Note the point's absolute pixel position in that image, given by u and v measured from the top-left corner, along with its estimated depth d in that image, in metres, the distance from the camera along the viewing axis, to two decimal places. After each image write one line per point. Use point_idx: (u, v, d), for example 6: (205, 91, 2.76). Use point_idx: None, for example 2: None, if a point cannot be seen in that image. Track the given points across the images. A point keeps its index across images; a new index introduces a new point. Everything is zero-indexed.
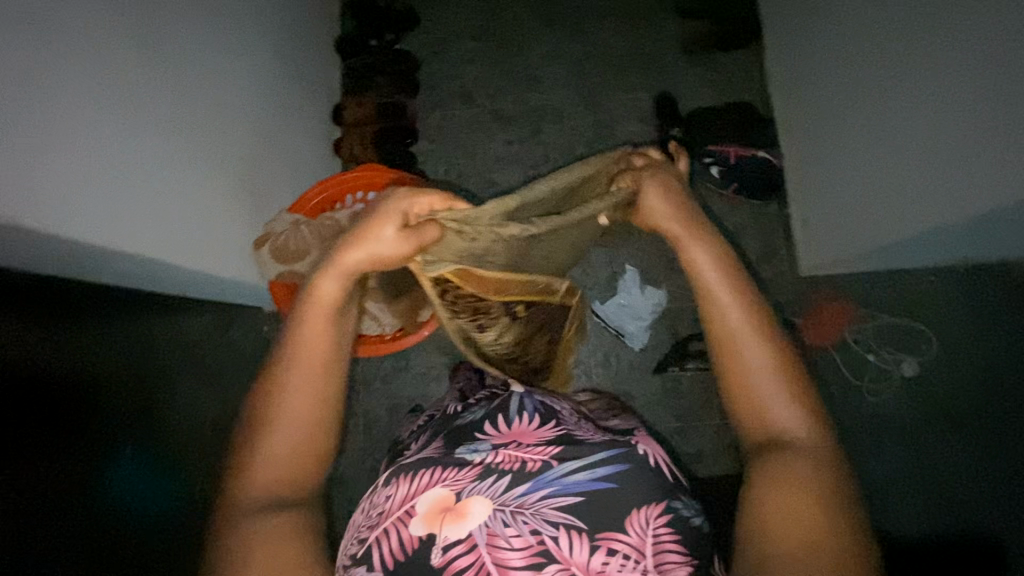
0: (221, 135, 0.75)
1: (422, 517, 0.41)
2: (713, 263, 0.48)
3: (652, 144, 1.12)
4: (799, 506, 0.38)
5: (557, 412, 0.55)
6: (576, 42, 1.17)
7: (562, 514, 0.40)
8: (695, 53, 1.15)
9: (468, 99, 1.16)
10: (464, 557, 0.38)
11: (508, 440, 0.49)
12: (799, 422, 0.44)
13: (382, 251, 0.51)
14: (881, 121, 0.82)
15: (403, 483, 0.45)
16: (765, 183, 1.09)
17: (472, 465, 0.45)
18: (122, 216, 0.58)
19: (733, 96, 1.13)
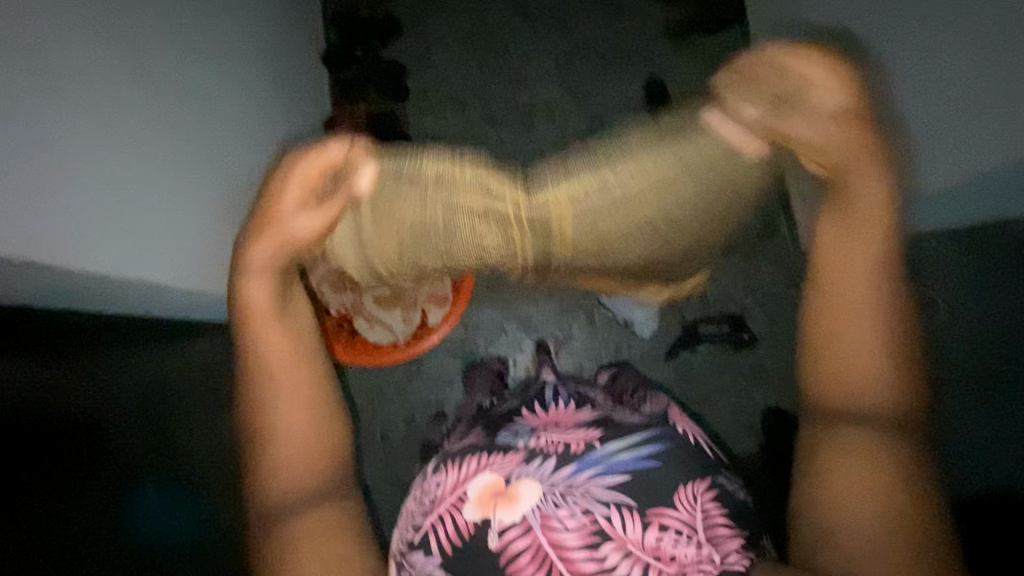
0: (207, 154, 0.74)
1: (475, 502, 0.42)
2: (838, 210, 0.49)
3: None
4: (869, 486, 0.43)
5: (591, 398, 0.54)
6: (561, 37, 1.17)
7: (611, 492, 0.41)
8: (680, 38, 1.15)
9: (458, 101, 1.16)
10: (520, 539, 0.39)
11: (547, 422, 0.48)
12: (892, 399, 0.45)
13: (299, 230, 0.56)
14: None
15: (451, 470, 0.45)
16: None
17: (517, 450, 0.44)
18: (104, 237, 0.56)
19: None
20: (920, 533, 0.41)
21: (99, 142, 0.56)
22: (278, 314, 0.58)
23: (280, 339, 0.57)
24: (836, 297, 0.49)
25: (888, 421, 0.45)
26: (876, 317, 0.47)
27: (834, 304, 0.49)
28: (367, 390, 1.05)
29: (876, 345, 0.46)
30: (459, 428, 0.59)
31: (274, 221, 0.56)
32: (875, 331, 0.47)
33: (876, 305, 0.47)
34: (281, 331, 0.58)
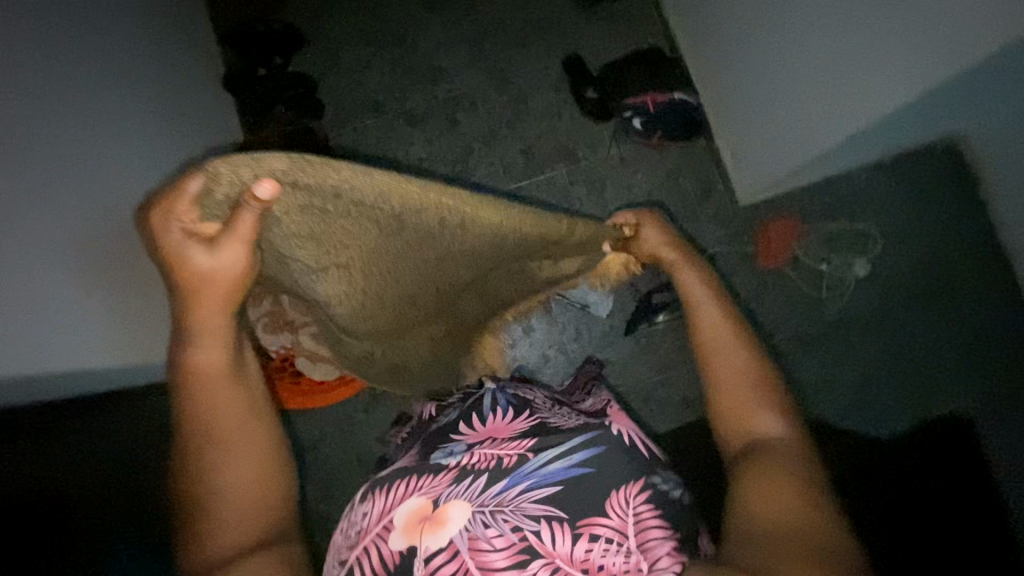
0: (96, 205, 0.67)
1: (401, 530, 0.40)
2: (701, 288, 0.63)
3: (569, 109, 1.10)
4: (777, 484, 0.45)
5: (531, 400, 0.52)
6: (472, 23, 1.13)
7: (541, 506, 0.40)
8: (594, 6, 1.12)
9: (377, 106, 1.11)
10: (447, 564, 0.38)
11: (483, 437, 0.47)
12: (780, 431, 0.52)
13: (207, 263, 0.43)
14: (791, 25, 0.80)
15: (378, 498, 0.43)
16: (687, 121, 1.07)
17: (447, 469, 0.43)
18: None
19: (637, 42, 1.12)
20: (820, 510, 0.43)
21: None
22: (232, 373, 0.50)
23: (225, 400, 0.49)
24: (718, 351, 0.58)
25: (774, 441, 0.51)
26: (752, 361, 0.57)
27: (728, 364, 0.57)
28: (330, 420, 1.03)
29: (753, 384, 0.55)
30: (404, 446, 0.55)
31: (176, 266, 0.43)
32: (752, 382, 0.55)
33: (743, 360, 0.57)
34: (231, 396, 0.50)
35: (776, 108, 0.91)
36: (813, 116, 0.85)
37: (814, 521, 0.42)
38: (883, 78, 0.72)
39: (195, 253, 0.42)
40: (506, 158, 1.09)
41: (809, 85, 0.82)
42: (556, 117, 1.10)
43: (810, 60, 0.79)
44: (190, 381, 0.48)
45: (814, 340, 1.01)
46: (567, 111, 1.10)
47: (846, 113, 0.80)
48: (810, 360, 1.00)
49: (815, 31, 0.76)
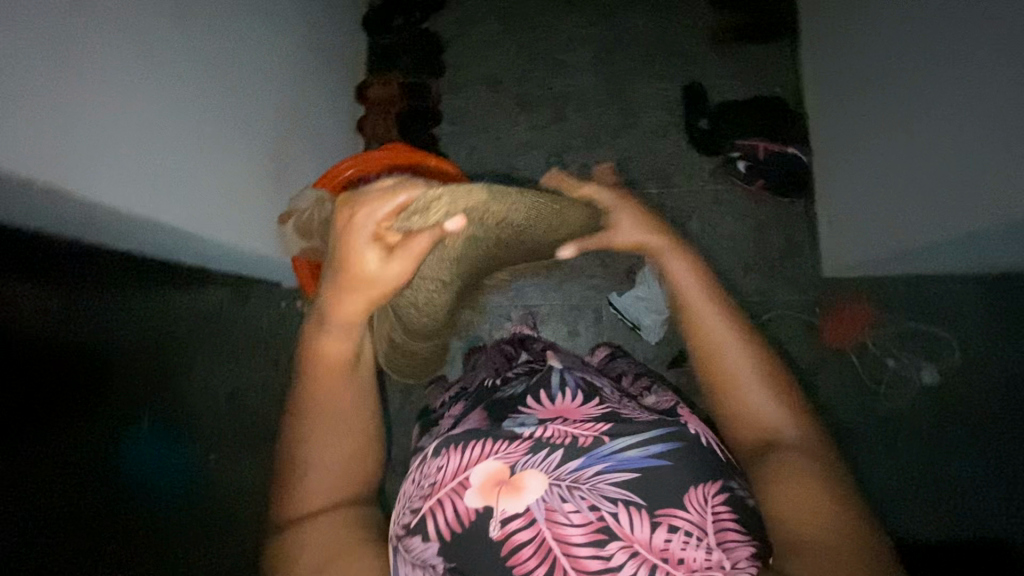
0: (241, 94, 0.69)
1: (478, 489, 0.41)
2: (689, 277, 0.57)
3: (678, 136, 1.09)
4: (804, 494, 0.43)
5: (599, 389, 0.53)
6: (606, 29, 1.15)
7: (619, 489, 0.41)
8: (728, 43, 1.12)
9: (494, 82, 1.14)
10: (524, 531, 0.39)
11: (554, 414, 0.48)
12: (787, 424, 0.50)
13: (386, 271, 0.48)
14: (928, 111, 0.79)
15: (454, 454, 0.44)
16: (791, 179, 1.06)
17: (522, 438, 0.44)
18: (129, 176, 0.52)
19: (763, 90, 1.10)
20: (848, 524, 0.42)
21: (135, 70, 0.52)
22: (349, 368, 0.54)
23: (337, 394, 0.53)
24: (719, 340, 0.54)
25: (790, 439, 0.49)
26: (752, 351, 0.54)
27: (723, 357, 0.54)
28: None
29: (756, 377, 0.52)
30: (465, 406, 0.57)
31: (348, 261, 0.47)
32: (753, 370, 0.53)
33: (750, 351, 0.54)
34: (344, 392, 0.53)
35: (886, 185, 0.89)
36: (916, 232, 0.86)
37: (849, 532, 0.41)
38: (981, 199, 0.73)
39: (389, 265, 0.48)
40: (600, 164, 1.09)
41: (927, 175, 0.81)
42: (661, 139, 1.09)
43: (929, 174, 0.80)
44: (321, 367, 0.53)
45: (854, 433, 0.98)
46: (675, 137, 1.09)
47: (953, 235, 0.80)
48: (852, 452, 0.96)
49: (952, 123, 0.74)
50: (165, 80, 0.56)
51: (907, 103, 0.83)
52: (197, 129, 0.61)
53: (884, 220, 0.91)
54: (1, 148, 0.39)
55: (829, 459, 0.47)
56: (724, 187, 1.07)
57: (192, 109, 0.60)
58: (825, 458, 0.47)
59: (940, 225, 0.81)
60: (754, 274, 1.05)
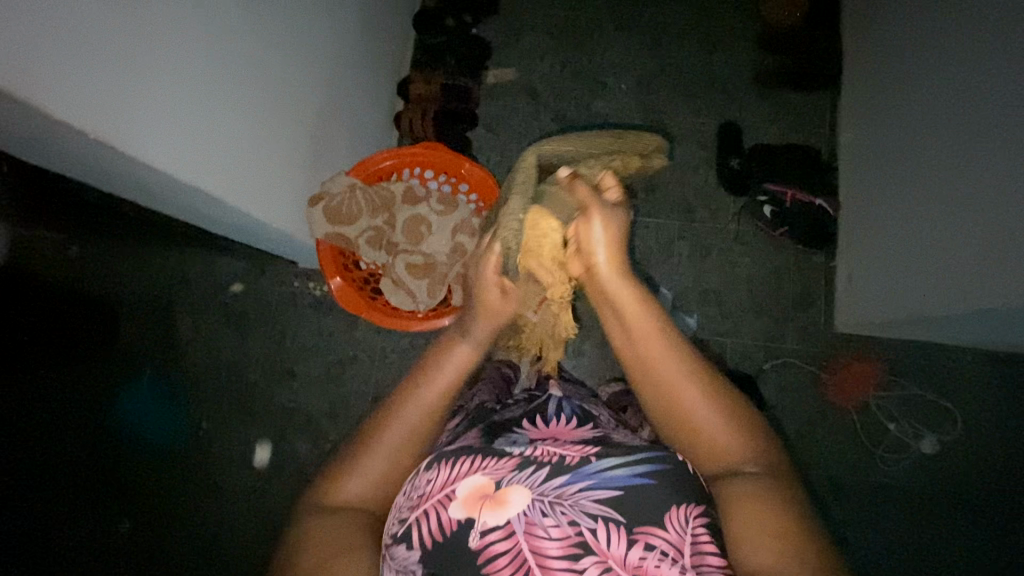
0: (300, 83, 0.73)
1: (462, 501, 0.45)
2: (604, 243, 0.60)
3: (708, 171, 1.10)
4: (769, 520, 0.42)
5: (594, 415, 0.59)
6: (651, 57, 1.16)
7: (600, 507, 0.44)
8: (770, 87, 1.13)
9: (533, 94, 1.15)
10: (502, 542, 0.43)
11: (546, 435, 0.53)
12: (746, 442, 0.47)
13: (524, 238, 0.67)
14: (953, 191, 0.80)
15: (444, 468, 0.48)
16: (815, 230, 1.05)
17: (511, 456, 0.48)
18: (185, 143, 0.55)
19: (798, 138, 1.10)
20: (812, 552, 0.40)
21: (208, 45, 0.55)
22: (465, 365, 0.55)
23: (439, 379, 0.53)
24: (646, 345, 0.51)
25: (746, 464, 0.46)
26: (699, 367, 0.50)
27: (669, 381, 0.49)
28: (369, 348, 1.06)
29: (706, 392, 0.48)
30: (462, 424, 0.58)
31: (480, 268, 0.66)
32: (704, 387, 0.49)
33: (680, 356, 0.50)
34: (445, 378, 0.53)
35: (905, 254, 0.90)
36: (915, 301, 0.89)
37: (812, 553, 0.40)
38: (995, 280, 0.74)
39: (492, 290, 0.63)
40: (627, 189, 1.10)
41: (946, 250, 0.82)
42: (691, 173, 1.10)
43: (939, 249, 0.83)
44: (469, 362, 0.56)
45: (848, 493, 0.96)
46: (705, 172, 1.10)
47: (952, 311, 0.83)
48: (841, 512, 0.95)
49: (977, 208, 0.76)
50: (231, 69, 0.59)
51: (929, 179, 0.86)
52: (254, 116, 0.65)
53: (895, 290, 0.93)
54: (74, 96, 0.43)
55: (782, 477, 0.46)
56: (747, 227, 1.07)
57: (253, 98, 0.64)
58: (776, 473, 0.46)
59: (947, 301, 0.82)
60: (766, 318, 1.04)
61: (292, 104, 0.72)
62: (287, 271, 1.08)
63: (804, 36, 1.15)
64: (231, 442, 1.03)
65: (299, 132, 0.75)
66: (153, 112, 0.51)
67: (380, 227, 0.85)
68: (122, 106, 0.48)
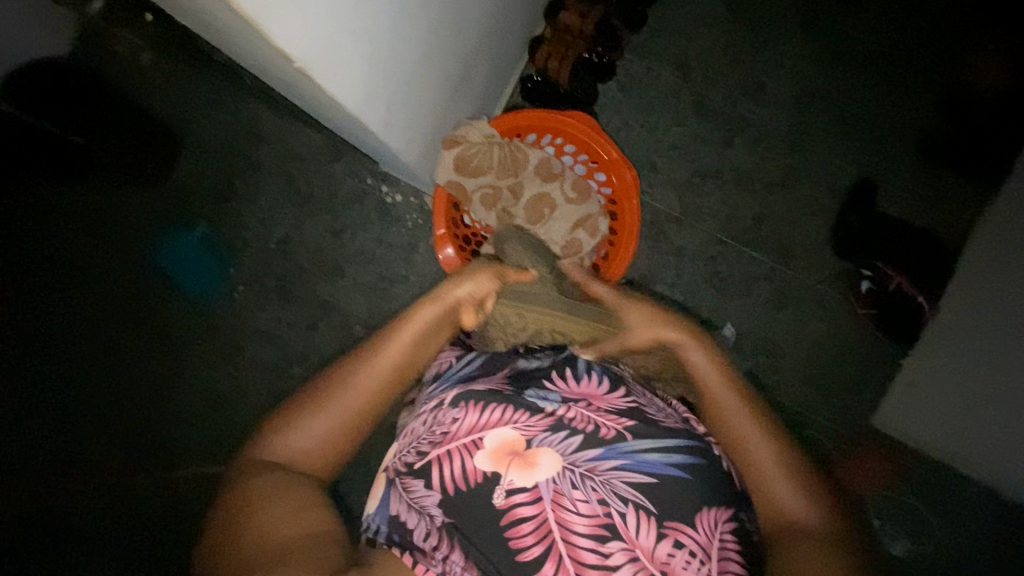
0: (486, 31, 0.68)
1: (489, 453, 0.50)
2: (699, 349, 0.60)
3: (822, 221, 1.02)
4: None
5: (623, 376, 0.59)
6: (823, 72, 1.02)
7: (632, 492, 0.49)
8: (927, 155, 1.01)
9: (681, 65, 1.02)
10: (526, 505, 0.48)
11: (578, 395, 0.55)
12: (810, 509, 0.52)
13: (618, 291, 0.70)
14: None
15: (472, 412, 0.53)
16: (903, 325, 0.99)
17: (544, 415, 0.52)
18: (398, 101, 0.53)
19: (931, 222, 1.01)
20: None
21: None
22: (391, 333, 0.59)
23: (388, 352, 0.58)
24: (718, 394, 0.57)
25: (809, 522, 0.51)
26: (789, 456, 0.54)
27: (742, 442, 0.55)
28: (423, 275, 1.02)
29: (762, 432, 0.55)
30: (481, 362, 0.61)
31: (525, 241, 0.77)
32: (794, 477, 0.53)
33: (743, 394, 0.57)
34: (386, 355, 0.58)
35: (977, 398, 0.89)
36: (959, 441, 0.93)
37: None
38: None
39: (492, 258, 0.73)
40: (734, 209, 1.02)
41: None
42: (805, 215, 1.02)
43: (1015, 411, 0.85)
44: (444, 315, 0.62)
45: None
46: (819, 221, 1.02)
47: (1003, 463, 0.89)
48: None
49: None
50: (446, 31, 0.55)
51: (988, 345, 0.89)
52: (443, 76, 0.61)
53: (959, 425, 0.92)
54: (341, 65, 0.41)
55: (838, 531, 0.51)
56: (835, 292, 1.02)
57: (446, 63, 0.60)
58: (837, 531, 0.51)
59: None
60: (810, 385, 1.02)
61: (471, 62, 0.68)
62: (363, 166, 1.01)
63: (994, 113, 1.00)
64: (257, 318, 1.01)
65: (464, 86, 0.70)
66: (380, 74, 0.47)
67: (501, 188, 0.78)
68: (364, 65, 0.44)
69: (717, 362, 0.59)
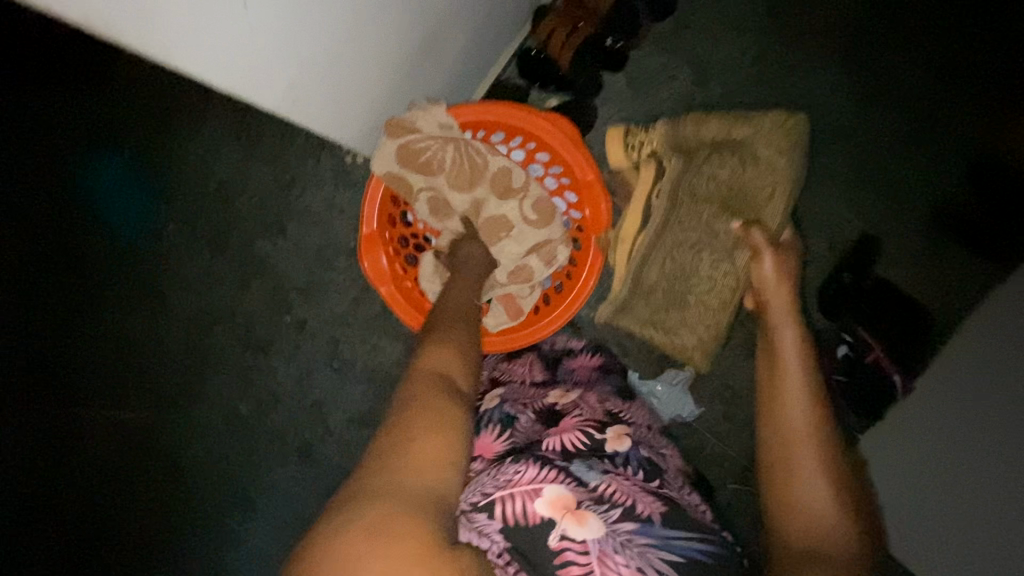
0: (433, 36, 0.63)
1: (549, 498, 0.43)
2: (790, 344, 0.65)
3: (812, 272, 0.94)
4: None
5: (662, 471, 0.51)
6: (850, 109, 0.92)
7: (666, 565, 0.40)
8: (941, 223, 0.92)
9: (700, 71, 0.90)
10: (578, 554, 0.40)
11: (622, 476, 0.47)
12: (841, 529, 0.47)
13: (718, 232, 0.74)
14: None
15: (533, 465, 0.46)
16: (870, 400, 0.92)
17: (584, 486, 0.44)
18: (264, 81, 0.50)
19: (930, 296, 0.92)
20: None
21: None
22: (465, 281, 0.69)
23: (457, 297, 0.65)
24: (780, 395, 0.59)
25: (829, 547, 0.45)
26: (820, 434, 0.54)
27: (791, 434, 0.54)
28: None
29: (816, 452, 0.52)
30: (511, 431, 0.54)
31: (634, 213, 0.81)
32: (811, 449, 0.53)
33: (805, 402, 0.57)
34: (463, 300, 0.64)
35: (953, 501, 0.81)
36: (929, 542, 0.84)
37: None
38: None
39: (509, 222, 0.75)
40: None
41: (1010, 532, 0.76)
42: (795, 261, 0.94)
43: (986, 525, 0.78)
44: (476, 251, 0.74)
45: None
46: (809, 272, 0.94)
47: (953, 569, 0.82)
48: None
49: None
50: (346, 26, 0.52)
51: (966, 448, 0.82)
52: (380, 63, 0.60)
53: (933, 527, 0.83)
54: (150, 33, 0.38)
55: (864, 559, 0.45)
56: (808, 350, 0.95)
57: (386, 39, 0.57)
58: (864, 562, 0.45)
59: None
60: None
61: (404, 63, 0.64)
62: None
63: None
64: (186, 265, 0.93)
65: (426, 66, 0.68)
66: (273, 61, 0.49)
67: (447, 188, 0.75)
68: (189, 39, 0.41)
69: (796, 364, 0.62)
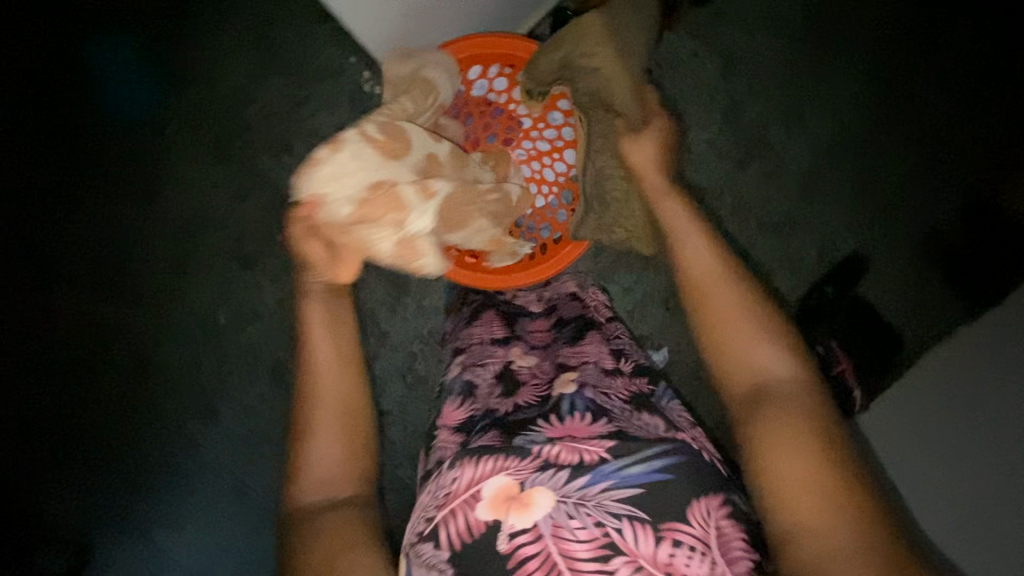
0: None
1: (488, 501, 0.41)
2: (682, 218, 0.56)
3: (798, 279, 0.96)
4: (804, 453, 0.41)
5: (609, 407, 0.50)
6: (861, 127, 0.94)
7: (624, 506, 0.41)
8: (931, 253, 0.94)
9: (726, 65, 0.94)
10: (531, 544, 0.39)
11: (562, 434, 0.46)
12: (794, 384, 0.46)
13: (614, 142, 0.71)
14: None
15: (468, 466, 0.44)
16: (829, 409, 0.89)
17: (532, 454, 0.43)
18: None
19: (906, 322, 0.94)
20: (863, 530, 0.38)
21: None
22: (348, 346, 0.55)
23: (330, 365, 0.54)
24: (699, 279, 0.52)
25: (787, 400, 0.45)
26: (752, 310, 0.49)
27: (720, 334, 0.49)
28: None
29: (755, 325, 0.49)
30: (471, 399, 0.56)
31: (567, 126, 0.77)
32: (757, 323, 0.49)
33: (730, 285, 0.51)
34: (340, 371, 0.54)
35: None
36: None
37: (849, 504, 0.39)
38: None
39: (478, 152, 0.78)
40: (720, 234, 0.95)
41: None
42: (784, 266, 0.96)
43: None
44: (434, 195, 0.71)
45: None
46: (795, 278, 0.96)
47: None
48: None
49: None
50: None
51: None
52: None
53: None
54: None
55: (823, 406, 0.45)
56: None
57: None
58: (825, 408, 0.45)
59: None
60: None
61: None
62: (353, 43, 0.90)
63: None
64: (186, 165, 0.92)
65: None
66: None
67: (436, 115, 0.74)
68: None
69: (709, 255, 0.53)
